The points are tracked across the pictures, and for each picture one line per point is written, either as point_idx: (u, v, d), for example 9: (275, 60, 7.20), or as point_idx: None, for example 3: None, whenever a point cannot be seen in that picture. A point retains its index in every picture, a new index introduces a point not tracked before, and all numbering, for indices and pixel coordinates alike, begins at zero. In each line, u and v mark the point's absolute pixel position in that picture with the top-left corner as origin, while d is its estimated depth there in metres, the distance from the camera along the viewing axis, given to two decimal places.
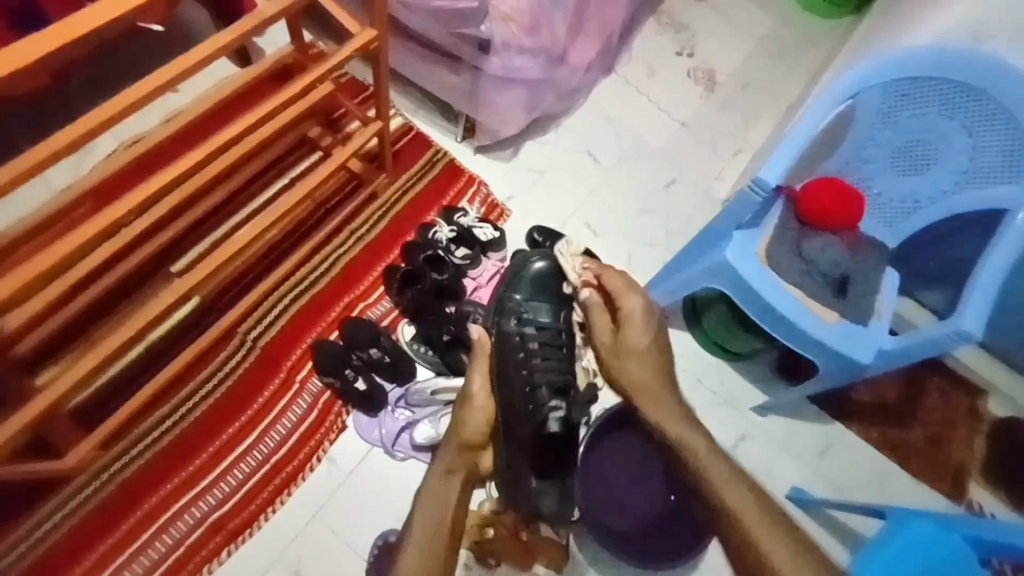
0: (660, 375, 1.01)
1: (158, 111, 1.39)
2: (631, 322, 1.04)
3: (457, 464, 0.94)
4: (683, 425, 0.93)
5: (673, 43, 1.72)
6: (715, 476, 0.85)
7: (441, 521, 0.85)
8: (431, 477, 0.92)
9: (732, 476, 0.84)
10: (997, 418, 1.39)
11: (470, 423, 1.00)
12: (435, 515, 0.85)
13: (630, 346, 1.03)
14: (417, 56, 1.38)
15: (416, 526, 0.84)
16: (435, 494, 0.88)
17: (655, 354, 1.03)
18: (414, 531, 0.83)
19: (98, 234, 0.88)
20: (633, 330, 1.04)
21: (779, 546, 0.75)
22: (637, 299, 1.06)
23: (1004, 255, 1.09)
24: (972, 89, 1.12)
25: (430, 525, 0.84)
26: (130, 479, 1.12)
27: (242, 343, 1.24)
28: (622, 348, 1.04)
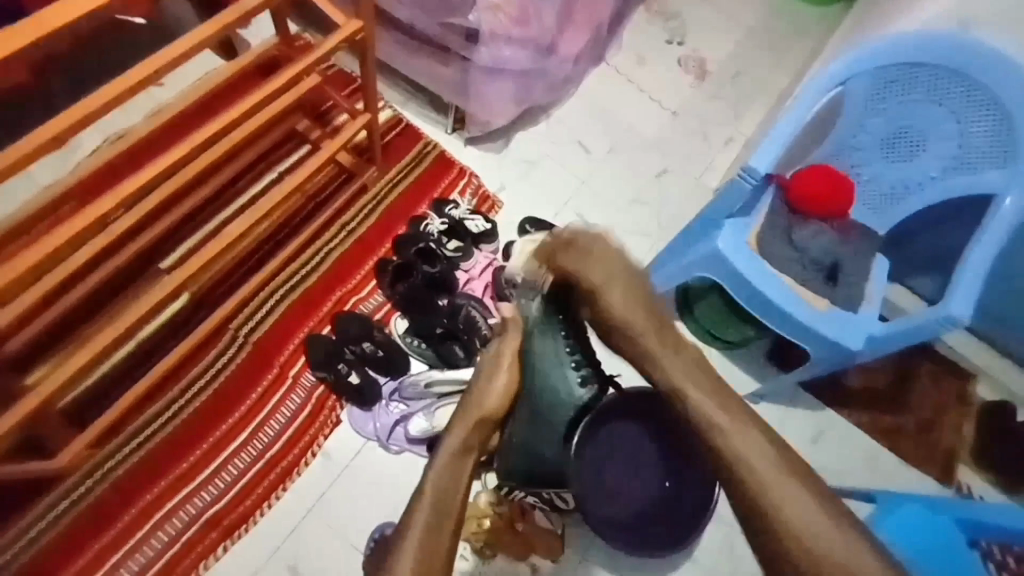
0: (653, 313, 0.83)
1: (143, 106, 1.38)
2: (584, 262, 0.87)
3: (471, 443, 0.83)
4: (688, 376, 0.76)
5: (663, 32, 1.71)
6: (705, 410, 0.72)
7: (451, 510, 0.74)
8: (444, 455, 0.80)
9: (723, 410, 0.71)
10: (985, 401, 1.41)
11: (490, 393, 0.87)
12: (446, 501, 0.75)
13: (605, 288, 0.85)
14: (405, 46, 1.37)
15: (425, 512, 0.73)
16: (450, 477, 0.78)
17: (635, 289, 0.84)
18: (417, 520, 0.72)
19: (83, 231, 0.87)
20: (591, 271, 0.86)
21: (806, 509, 0.64)
22: (614, 250, 0.87)
23: (990, 241, 1.10)
24: (959, 74, 1.12)
25: (440, 512, 0.74)
26: (124, 477, 1.12)
27: (233, 340, 1.24)
28: (597, 286, 0.85)
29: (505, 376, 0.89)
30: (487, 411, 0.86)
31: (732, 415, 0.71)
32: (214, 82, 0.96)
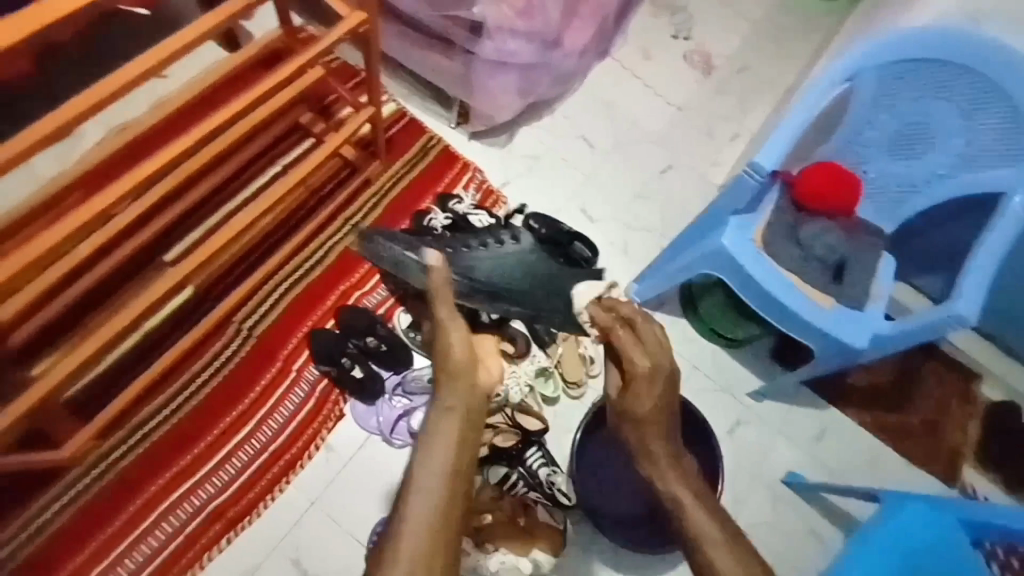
0: (664, 411, 0.91)
1: (146, 97, 1.37)
2: (630, 342, 0.96)
3: (456, 404, 0.83)
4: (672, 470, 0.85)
5: (669, 26, 1.70)
6: (697, 524, 0.79)
7: (441, 489, 0.75)
8: (429, 430, 0.81)
9: (719, 521, 0.79)
10: (990, 401, 1.41)
11: (449, 351, 0.87)
12: (437, 484, 0.75)
13: (647, 371, 0.92)
14: (409, 39, 1.36)
15: (415, 494, 0.74)
16: (439, 453, 0.78)
17: (669, 390, 0.92)
18: (415, 499, 0.74)
19: (87, 223, 0.87)
20: (635, 355, 0.94)
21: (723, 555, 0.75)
22: (656, 333, 0.96)
23: (999, 239, 1.09)
24: (969, 70, 1.11)
25: (432, 493, 0.74)
26: (128, 470, 1.12)
27: (238, 332, 1.24)
28: (643, 374, 0.92)
29: (461, 345, 0.88)
30: (456, 372, 0.86)
31: (680, 478, 0.85)
32: (218, 73, 0.96)
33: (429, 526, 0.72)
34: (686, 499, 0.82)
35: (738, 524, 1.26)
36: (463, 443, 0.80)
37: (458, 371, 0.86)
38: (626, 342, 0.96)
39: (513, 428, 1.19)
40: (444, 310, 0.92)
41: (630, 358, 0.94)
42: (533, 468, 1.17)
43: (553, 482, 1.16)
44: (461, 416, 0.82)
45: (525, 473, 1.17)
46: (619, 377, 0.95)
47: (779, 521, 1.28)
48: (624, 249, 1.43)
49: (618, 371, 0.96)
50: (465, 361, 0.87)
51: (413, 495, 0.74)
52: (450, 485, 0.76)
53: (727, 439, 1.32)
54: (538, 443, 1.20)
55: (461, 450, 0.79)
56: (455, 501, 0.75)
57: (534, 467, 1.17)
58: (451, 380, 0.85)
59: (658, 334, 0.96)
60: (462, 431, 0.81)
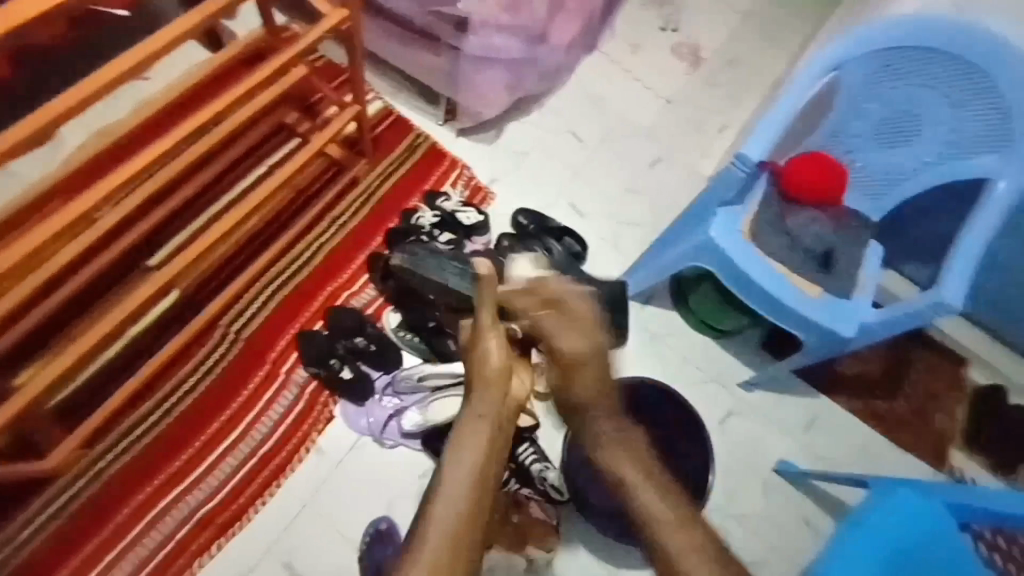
0: (606, 384, 0.79)
1: (128, 99, 1.35)
2: (557, 329, 0.76)
3: (488, 413, 0.77)
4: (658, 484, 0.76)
5: (656, 18, 1.70)
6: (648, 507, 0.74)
7: (465, 501, 0.72)
8: (454, 441, 0.76)
9: (688, 523, 0.72)
10: (979, 386, 1.42)
11: (487, 363, 0.78)
12: (461, 496, 0.72)
13: (583, 352, 0.76)
14: (394, 36, 1.35)
15: (438, 503, 0.72)
16: (465, 462, 0.74)
17: (601, 373, 0.78)
18: (437, 508, 0.71)
19: (67, 228, 0.86)
20: (563, 339, 0.76)
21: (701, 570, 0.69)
22: (587, 302, 0.77)
23: (983, 227, 1.09)
24: (954, 58, 1.12)
25: (456, 505, 0.71)
26: (118, 475, 1.12)
27: (224, 336, 1.23)
28: (575, 365, 0.77)
29: (498, 352, 0.78)
30: (487, 377, 0.78)
31: (642, 475, 0.76)
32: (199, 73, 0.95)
33: (451, 540, 0.69)
34: (643, 491, 0.75)
35: (730, 515, 1.27)
36: (490, 452, 0.76)
37: (489, 377, 0.78)
38: (552, 328, 0.76)
39: None
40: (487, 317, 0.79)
41: (554, 342, 0.77)
42: (525, 464, 1.17)
43: (545, 477, 1.15)
44: (492, 424, 0.77)
45: (516, 468, 1.17)
46: (544, 347, 0.78)
47: (770, 510, 1.28)
48: (614, 243, 1.43)
49: (546, 348, 0.78)
50: (500, 369, 0.78)
51: (436, 505, 0.71)
52: (473, 495, 0.72)
53: (717, 430, 1.33)
54: (530, 438, 1.20)
55: (487, 463, 0.75)
56: (476, 514, 0.72)
57: (526, 462, 1.17)
58: (480, 388, 0.78)
59: (572, 298, 0.76)
60: (490, 439, 0.76)
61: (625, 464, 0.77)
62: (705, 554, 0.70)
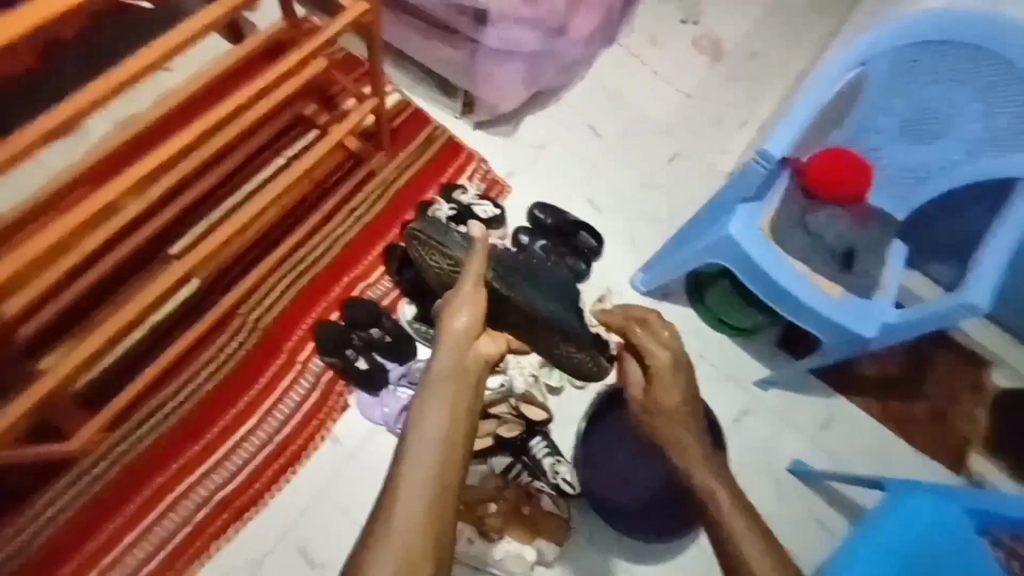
0: (689, 399, 0.92)
1: (150, 89, 1.37)
2: (647, 347, 0.95)
3: (455, 373, 0.80)
4: (710, 478, 0.84)
5: (678, 11, 1.67)
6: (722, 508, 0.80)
7: (435, 457, 0.72)
8: (425, 391, 0.78)
9: (739, 512, 0.79)
10: (1001, 390, 1.39)
11: (450, 331, 0.84)
12: (431, 451, 0.72)
13: (666, 365, 0.93)
14: (413, 28, 1.34)
15: (407, 468, 0.71)
16: (433, 415, 0.75)
17: (683, 395, 0.92)
18: (403, 486, 0.70)
19: (90, 217, 0.87)
20: (655, 352, 0.94)
21: (754, 550, 0.75)
22: (674, 337, 0.96)
23: (1013, 226, 1.06)
24: (987, 53, 1.09)
25: (424, 466, 0.71)
26: (138, 459, 1.15)
27: (244, 324, 1.25)
28: (660, 372, 0.93)
29: (466, 317, 0.85)
30: (454, 337, 0.83)
31: (706, 460, 0.87)
32: (221, 64, 0.95)
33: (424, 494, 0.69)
34: (722, 499, 0.81)
35: None
36: (457, 403, 0.76)
37: (465, 337, 0.84)
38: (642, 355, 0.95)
39: (517, 419, 1.18)
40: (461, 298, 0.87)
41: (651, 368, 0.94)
42: (537, 457, 1.17)
43: (557, 471, 1.16)
44: (460, 381, 0.79)
45: (529, 462, 1.17)
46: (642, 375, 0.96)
47: (783, 511, 1.27)
48: (630, 239, 1.42)
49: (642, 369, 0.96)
50: (471, 330, 0.84)
51: (406, 467, 0.71)
52: (446, 442, 0.73)
53: (732, 428, 1.32)
54: (543, 433, 1.20)
55: (457, 419, 0.75)
56: (452, 466, 0.72)
57: (539, 457, 1.17)
58: (447, 346, 0.83)
59: (663, 325, 0.97)
60: (458, 396, 0.77)
61: (703, 475, 0.85)
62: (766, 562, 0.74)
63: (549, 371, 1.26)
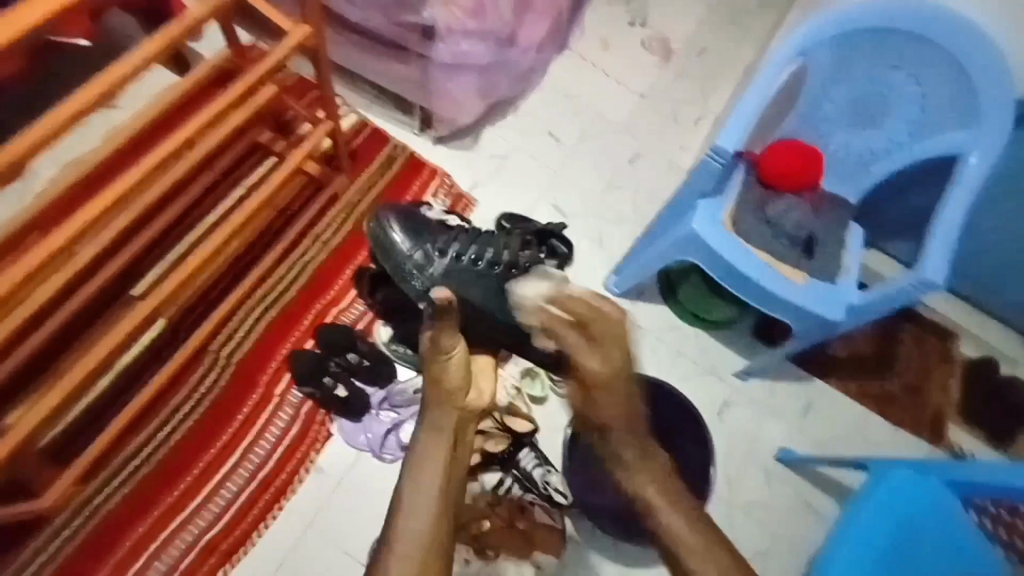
0: (625, 411, 0.80)
1: (96, 129, 1.34)
2: (581, 345, 0.82)
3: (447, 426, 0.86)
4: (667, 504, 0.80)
5: (625, 14, 1.70)
6: (672, 529, 0.78)
7: (431, 505, 0.79)
8: (417, 452, 0.83)
9: (692, 527, 0.78)
10: (969, 358, 1.43)
11: (442, 383, 0.85)
12: (429, 503, 0.80)
13: (606, 376, 0.80)
14: (362, 48, 1.33)
15: (404, 518, 0.78)
16: (429, 469, 0.82)
17: (623, 390, 0.81)
18: (400, 532, 0.77)
19: (38, 267, 0.83)
20: (587, 359, 0.81)
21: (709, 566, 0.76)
22: (619, 330, 0.82)
23: (960, 203, 1.10)
24: (919, 38, 1.12)
25: (423, 511, 0.79)
26: (113, 513, 1.10)
27: (214, 362, 1.21)
28: (596, 377, 0.80)
29: (455, 373, 0.86)
30: (447, 394, 0.86)
31: (660, 490, 0.81)
32: (167, 97, 0.92)
33: (424, 536, 0.77)
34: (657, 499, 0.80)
35: (734, 506, 1.27)
36: (448, 459, 0.84)
37: (455, 393, 0.86)
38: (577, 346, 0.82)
39: (502, 432, 1.17)
40: (449, 340, 0.86)
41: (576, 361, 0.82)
42: (527, 469, 1.15)
43: (549, 481, 1.14)
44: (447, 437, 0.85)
45: (520, 475, 1.15)
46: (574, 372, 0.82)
47: (775, 499, 1.29)
48: (600, 241, 1.43)
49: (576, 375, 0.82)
50: (460, 388, 0.86)
51: (402, 518, 0.78)
52: (442, 493, 0.81)
53: (716, 421, 1.33)
54: (530, 443, 1.18)
55: (447, 473, 0.83)
56: (444, 517, 0.80)
57: (529, 468, 1.15)
58: (438, 405, 0.86)
59: (606, 315, 0.82)
60: (450, 453, 0.84)
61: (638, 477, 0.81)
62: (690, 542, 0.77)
63: (531, 382, 1.28)
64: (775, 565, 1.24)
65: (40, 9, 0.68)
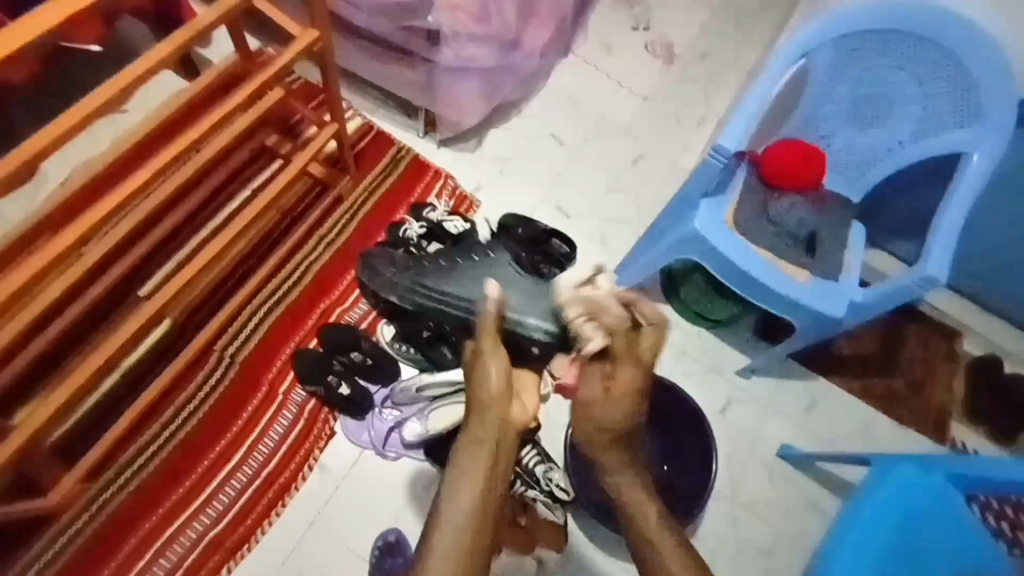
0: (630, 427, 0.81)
1: (107, 132, 1.36)
2: (623, 353, 0.81)
3: (495, 434, 0.76)
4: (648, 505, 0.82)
5: (628, 18, 1.71)
6: (647, 519, 0.81)
7: (471, 510, 0.73)
8: (459, 455, 0.76)
9: (665, 532, 0.80)
10: (972, 357, 1.43)
11: (483, 388, 0.77)
12: (469, 509, 0.73)
13: (633, 388, 0.80)
14: (368, 52, 1.35)
15: (441, 523, 0.72)
16: (469, 478, 0.74)
17: (631, 410, 0.80)
18: (438, 535, 0.72)
19: (48, 266, 0.85)
20: (622, 370, 0.80)
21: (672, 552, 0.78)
22: (655, 342, 0.82)
23: (960, 202, 1.11)
24: (918, 39, 1.13)
25: (461, 512, 0.72)
26: (120, 509, 1.11)
27: (220, 360, 1.23)
28: (620, 386, 0.80)
29: (496, 380, 0.77)
30: (488, 402, 0.76)
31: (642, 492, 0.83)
32: (177, 100, 0.94)
33: (461, 541, 0.71)
34: (650, 517, 0.81)
35: (737, 503, 1.27)
36: (495, 468, 0.76)
37: (492, 401, 0.77)
38: (620, 339, 0.82)
39: None
40: (489, 344, 0.79)
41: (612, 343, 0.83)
42: (528, 466, 1.15)
43: (550, 479, 1.13)
44: (494, 448, 0.76)
45: (521, 472, 1.14)
46: (602, 373, 0.82)
47: (777, 496, 1.29)
48: (601, 241, 1.44)
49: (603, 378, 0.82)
50: (501, 394, 0.77)
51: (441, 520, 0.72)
52: (481, 505, 0.73)
53: (719, 419, 1.34)
54: (532, 441, 1.17)
55: (493, 481, 0.75)
56: (485, 526, 0.73)
57: (530, 465, 1.15)
58: (478, 413, 0.77)
59: (653, 330, 0.83)
60: (491, 464, 0.75)
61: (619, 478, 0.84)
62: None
63: None
64: (778, 563, 1.24)
65: (56, 11, 0.70)
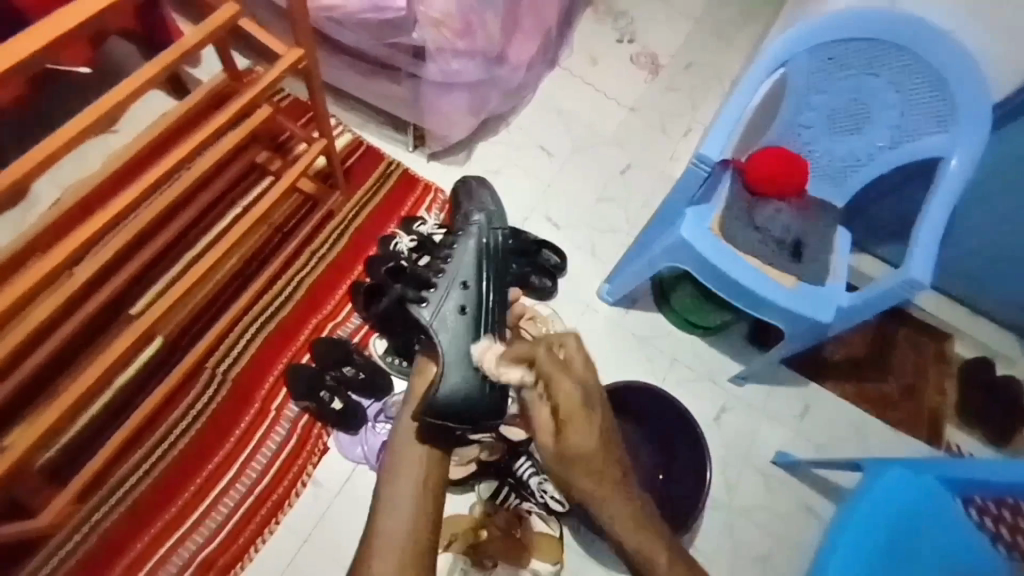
0: (597, 448, 0.86)
1: (96, 152, 1.37)
2: (556, 370, 0.80)
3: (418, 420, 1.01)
4: (613, 494, 0.89)
5: (614, 31, 1.74)
6: (613, 515, 0.90)
7: (410, 495, 0.94)
8: (393, 455, 0.98)
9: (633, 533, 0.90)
10: (965, 358, 1.44)
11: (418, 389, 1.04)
12: (407, 506, 0.93)
13: (576, 401, 0.80)
14: (356, 68, 1.37)
15: (385, 517, 0.92)
16: (405, 468, 0.96)
17: (587, 425, 0.84)
18: (386, 513, 0.92)
19: (36, 284, 0.85)
20: (562, 384, 0.80)
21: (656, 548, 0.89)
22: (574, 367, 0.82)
23: (942, 204, 1.12)
24: (893, 47, 1.15)
25: (402, 500, 0.93)
26: (110, 531, 1.10)
27: (212, 378, 1.23)
28: (563, 418, 0.82)
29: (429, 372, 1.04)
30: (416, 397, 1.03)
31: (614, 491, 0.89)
32: (163, 121, 0.94)
33: (407, 518, 0.92)
34: (627, 511, 0.90)
35: (733, 510, 1.27)
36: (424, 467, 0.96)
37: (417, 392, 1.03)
38: (549, 367, 0.80)
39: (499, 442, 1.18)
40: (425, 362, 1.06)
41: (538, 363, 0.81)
42: (523, 478, 1.15)
43: (545, 490, 1.14)
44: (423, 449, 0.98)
45: (516, 484, 1.15)
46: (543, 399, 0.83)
47: (774, 501, 1.29)
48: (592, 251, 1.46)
49: (546, 411, 0.84)
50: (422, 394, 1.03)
51: (383, 517, 0.91)
52: (417, 490, 0.94)
53: (713, 427, 1.34)
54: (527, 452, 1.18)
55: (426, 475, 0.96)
56: (419, 518, 0.92)
57: (525, 476, 1.15)
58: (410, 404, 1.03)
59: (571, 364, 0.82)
60: (423, 456, 0.97)
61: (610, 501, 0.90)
62: (630, 523, 0.90)
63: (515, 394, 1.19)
64: (776, 569, 1.24)
65: (34, 39, 0.69)
